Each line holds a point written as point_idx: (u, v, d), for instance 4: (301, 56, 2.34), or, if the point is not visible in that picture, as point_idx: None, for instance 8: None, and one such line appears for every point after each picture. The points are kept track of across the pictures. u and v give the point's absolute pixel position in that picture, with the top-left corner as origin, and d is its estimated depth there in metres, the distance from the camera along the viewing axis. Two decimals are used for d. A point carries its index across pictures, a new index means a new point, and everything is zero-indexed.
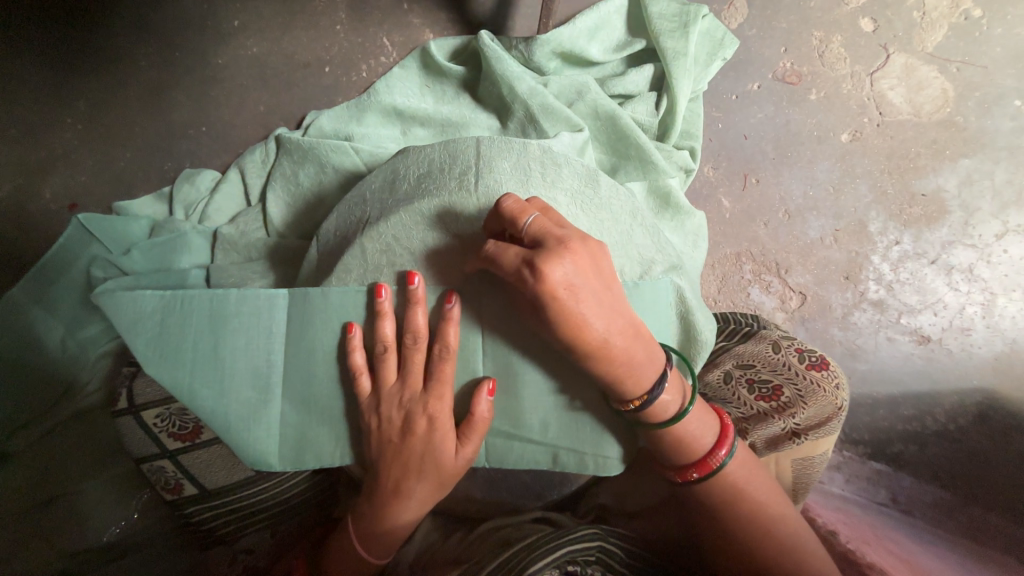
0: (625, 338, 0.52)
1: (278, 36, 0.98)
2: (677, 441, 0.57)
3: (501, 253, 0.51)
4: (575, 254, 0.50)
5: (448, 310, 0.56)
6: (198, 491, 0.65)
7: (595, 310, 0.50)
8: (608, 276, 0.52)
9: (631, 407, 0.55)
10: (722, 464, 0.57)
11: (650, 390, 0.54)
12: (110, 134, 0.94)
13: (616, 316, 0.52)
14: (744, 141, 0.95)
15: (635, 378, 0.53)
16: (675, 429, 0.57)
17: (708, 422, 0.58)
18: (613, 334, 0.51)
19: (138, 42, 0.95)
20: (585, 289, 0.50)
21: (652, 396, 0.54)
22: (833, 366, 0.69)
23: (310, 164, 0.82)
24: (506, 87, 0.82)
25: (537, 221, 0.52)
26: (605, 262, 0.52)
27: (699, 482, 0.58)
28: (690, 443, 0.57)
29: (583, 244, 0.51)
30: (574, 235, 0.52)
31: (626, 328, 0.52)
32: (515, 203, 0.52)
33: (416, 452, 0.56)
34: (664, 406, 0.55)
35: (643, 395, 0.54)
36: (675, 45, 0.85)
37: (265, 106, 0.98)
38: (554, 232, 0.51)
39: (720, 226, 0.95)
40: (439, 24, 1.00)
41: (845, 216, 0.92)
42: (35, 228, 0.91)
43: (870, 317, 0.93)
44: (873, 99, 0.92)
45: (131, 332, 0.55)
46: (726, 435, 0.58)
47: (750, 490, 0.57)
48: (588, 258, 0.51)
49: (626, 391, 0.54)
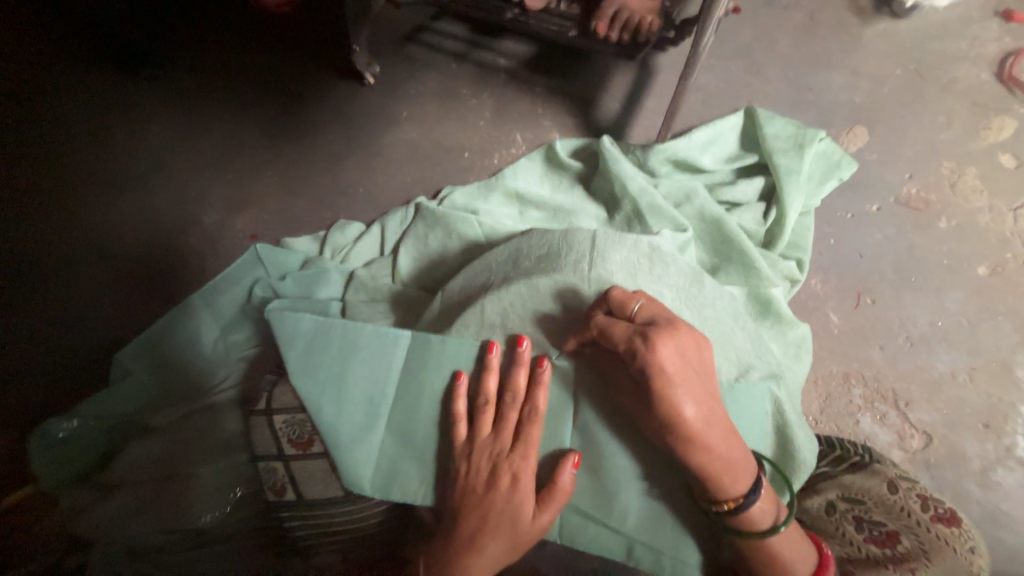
0: (723, 433, 0.53)
1: (434, 126, 1.20)
2: (773, 562, 0.54)
3: (609, 328, 0.56)
4: (682, 337, 0.54)
5: (540, 373, 0.61)
6: (295, 498, 0.72)
7: (695, 393, 0.53)
8: (711, 368, 0.55)
9: (722, 509, 0.54)
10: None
11: (745, 494, 0.53)
12: (294, 187, 1.20)
13: (715, 402, 0.53)
14: (859, 259, 0.91)
15: (731, 478, 0.53)
16: (770, 544, 0.54)
17: (806, 548, 0.55)
18: (718, 422, 0.53)
19: (331, 124, 1.23)
20: (688, 373, 0.53)
21: (749, 501, 0.53)
22: (966, 527, 0.59)
23: (440, 230, 0.96)
24: (619, 185, 0.92)
25: (644, 307, 0.57)
26: (708, 354, 0.56)
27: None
28: (788, 567, 0.54)
29: (689, 331, 0.55)
30: (682, 323, 0.56)
31: (723, 422, 0.53)
32: (623, 292, 0.58)
33: (496, 509, 0.58)
34: (759, 515, 0.53)
35: (739, 498, 0.53)
36: (789, 163, 0.90)
37: (411, 178, 1.18)
38: (663, 316, 0.56)
39: (827, 343, 0.88)
40: (565, 126, 1.16)
41: (982, 354, 0.84)
42: (225, 250, 1.16)
43: (1018, 478, 0.80)
44: (1019, 235, 0.88)
45: (288, 346, 0.68)
46: (826, 563, 0.55)
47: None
48: (693, 343, 0.55)
49: (719, 490, 0.53)
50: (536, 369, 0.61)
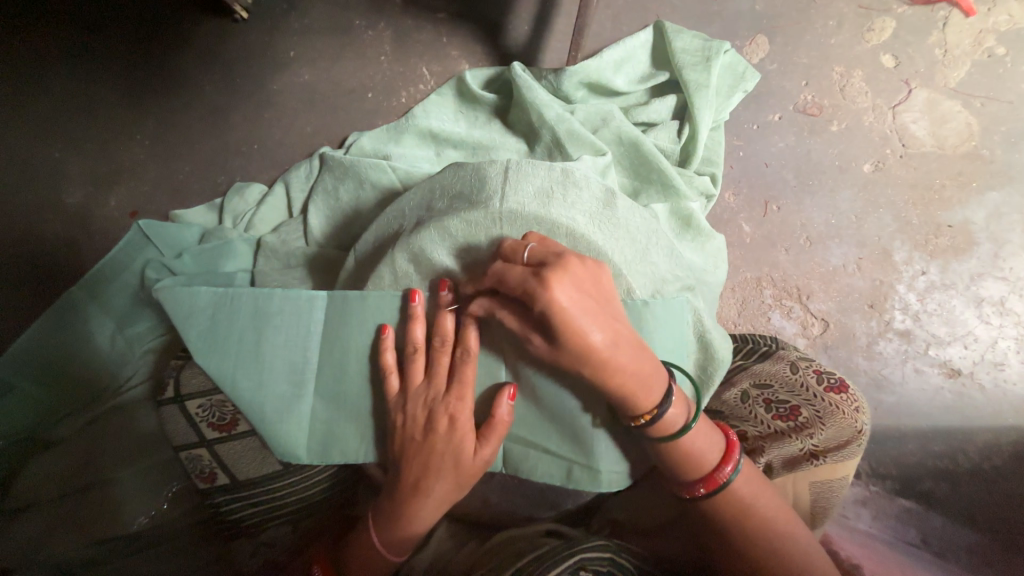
0: (628, 354, 0.54)
1: (328, 65, 1.07)
2: (684, 457, 0.58)
3: (506, 275, 0.55)
4: (575, 268, 0.54)
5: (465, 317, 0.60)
6: (230, 481, 0.69)
7: (597, 318, 0.53)
8: (609, 291, 0.55)
9: (640, 422, 0.57)
10: (729, 480, 0.57)
11: (659, 404, 0.56)
12: (173, 150, 1.04)
13: (618, 324, 0.54)
14: (765, 169, 0.97)
15: (643, 394, 0.55)
16: (680, 442, 0.58)
17: (713, 439, 0.59)
18: (623, 341, 0.54)
19: (204, 71, 1.05)
20: (587, 303, 0.53)
21: (661, 411, 0.56)
22: (852, 390, 0.69)
23: (350, 180, 0.88)
24: (535, 115, 0.87)
25: (535, 249, 0.56)
26: (606, 277, 0.56)
27: (707, 497, 0.58)
28: (696, 457, 0.58)
29: (581, 261, 0.55)
30: (574, 256, 0.55)
31: (628, 340, 0.54)
32: (512, 241, 0.57)
33: (437, 451, 0.58)
34: (671, 420, 0.57)
35: (653, 410, 0.56)
36: (697, 78, 0.89)
37: (311, 127, 1.06)
38: (553, 251, 0.55)
39: (740, 251, 0.96)
40: (475, 56, 1.07)
41: (869, 244, 0.93)
42: (99, 232, 1.00)
43: (896, 347, 0.92)
44: (895, 132, 0.94)
45: (187, 324, 0.61)
46: (731, 452, 0.59)
47: (756, 506, 0.57)
48: (589, 270, 0.55)
49: (635, 406, 0.56)
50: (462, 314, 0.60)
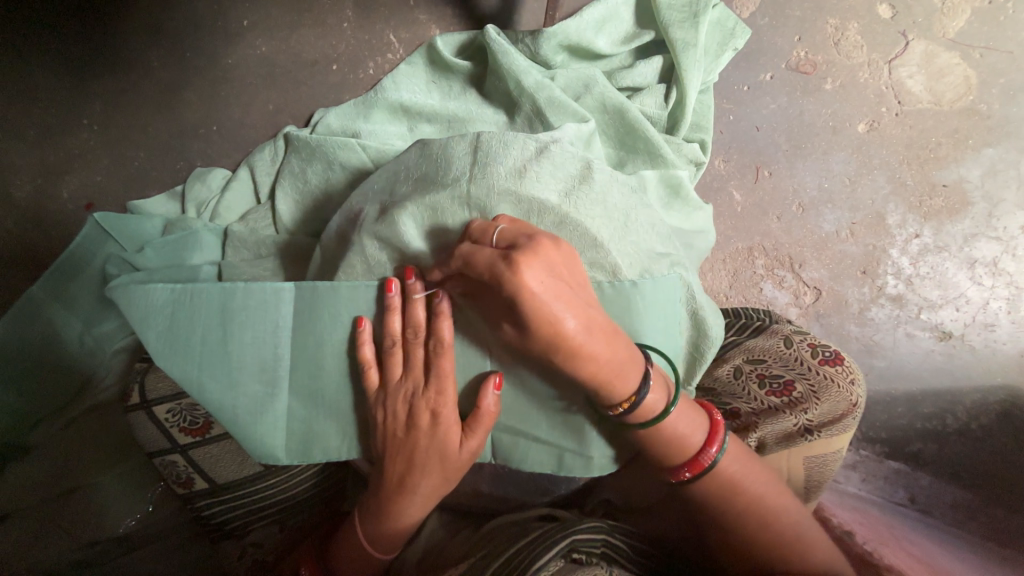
0: (605, 339, 0.51)
1: (286, 35, 0.99)
2: (669, 440, 0.56)
3: (475, 254, 0.51)
4: (498, 286, 0.49)
5: (437, 305, 0.55)
6: (209, 485, 0.66)
7: (571, 302, 0.50)
8: (551, 284, 0.49)
9: (619, 410, 0.54)
10: (714, 462, 0.55)
11: (637, 390, 0.53)
12: (125, 135, 0.96)
13: (567, 322, 0.49)
14: (756, 133, 0.93)
15: (620, 380, 0.52)
16: (663, 426, 0.55)
17: (696, 420, 0.57)
18: (593, 331, 0.50)
19: (150, 44, 0.96)
20: (561, 288, 0.50)
21: (640, 398, 0.53)
22: (848, 362, 0.67)
23: (317, 162, 0.82)
24: (512, 82, 0.81)
25: (504, 231, 0.53)
26: (537, 277, 0.49)
27: (690, 482, 0.56)
28: (680, 441, 0.56)
29: (500, 271, 0.49)
30: (494, 266, 0.49)
31: (585, 334, 0.50)
32: (481, 223, 0.54)
33: (420, 448, 0.56)
34: (652, 405, 0.54)
35: (630, 398, 0.53)
36: (684, 36, 0.83)
37: (273, 105, 0.99)
38: (473, 264, 0.51)
39: (731, 220, 0.93)
40: (446, 20, 1.00)
41: (862, 208, 0.90)
42: (55, 227, 0.93)
43: (889, 312, 0.90)
44: (892, 88, 0.89)
45: (143, 326, 0.56)
46: (716, 432, 0.56)
47: (747, 483, 0.56)
48: (516, 280, 0.48)
49: (611, 394, 0.53)
50: (433, 302, 0.55)
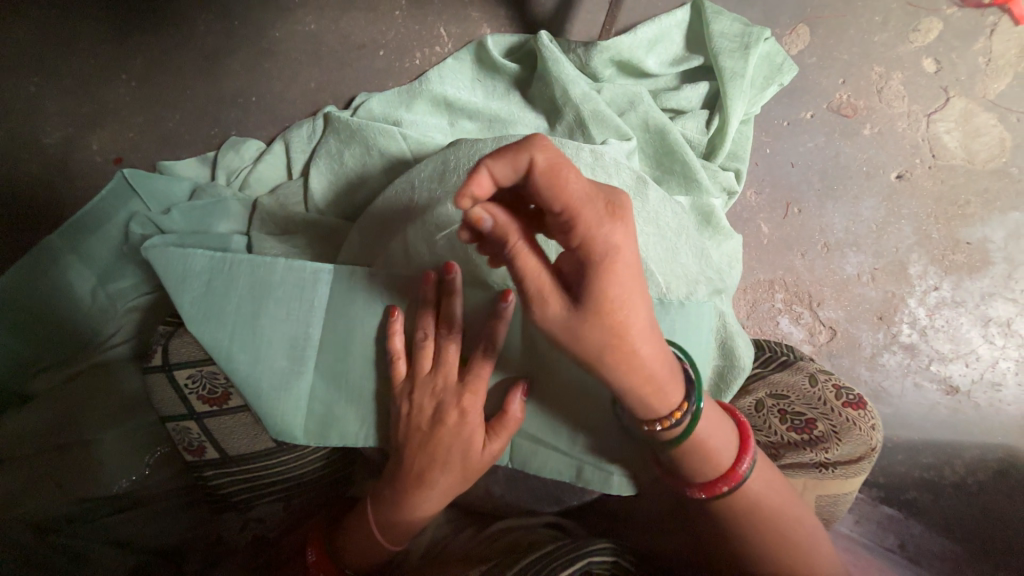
0: (652, 335, 0.48)
1: (336, 16, 0.98)
2: (704, 453, 0.54)
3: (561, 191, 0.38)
4: (582, 243, 0.41)
5: (450, 280, 0.54)
6: (219, 455, 0.66)
7: (638, 288, 0.45)
8: (631, 259, 0.44)
9: (667, 423, 0.52)
10: (748, 473, 0.55)
11: (686, 398, 0.52)
12: (162, 94, 0.95)
13: (628, 309, 0.45)
14: (790, 169, 0.94)
15: (664, 396, 0.50)
16: (701, 439, 0.54)
17: (730, 430, 0.56)
18: (645, 323, 0.47)
19: (198, 7, 0.96)
20: (636, 266, 0.44)
21: (689, 405, 0.52)
22: (869, 407, 0.68)
23: (356, 145, 0.82)
24: (559, 90, 0.82)
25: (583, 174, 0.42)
26: (625, 244, 0.42)
27: (727, 494, 0.55)
28: (718, 453, 0.54)
29: (596, 213, 0.40)
30: (591, 204, 0.40)
31: (641, 308, 0.46)
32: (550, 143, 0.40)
33: (444, 445, 0.56)
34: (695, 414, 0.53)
35: (682, 407, 0.51)
36: (733, 65, 0.84)
37: (315, 83, 0.98)
38: (562, 196, 0.38)
39: (756, 252, 0.94)
40: (497, 20, 1.00)
41: (886, 255, 0.91)
42: (80, 178, 0.92)
43: (899, 360, 0.92)
44: (927, 141, 0.91)
45: (180, 288, 0.57)
46: (747, 441, 0.56)
47: (769, 506, 0.55)
48: (602, 241, 0.41)
49: (662, 404, 0.51)
50: (447, 277, 0.54)
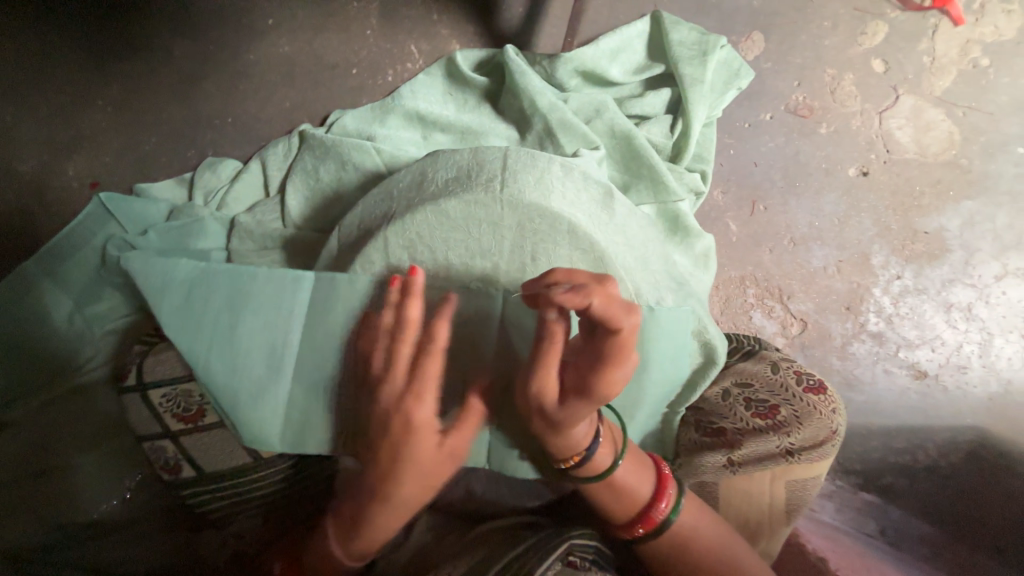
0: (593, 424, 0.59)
1: (310, 37, 1.01)
2: (619, 494, 0.62)
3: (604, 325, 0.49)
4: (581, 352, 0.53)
5: (408, 283, 0.55)
6: (195, 473, 0.67)
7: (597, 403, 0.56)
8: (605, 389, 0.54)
9: (569, 463, 0.60)
10: (665, 519, 0.61)
11: (588, 447, 0.59)
12: (137, 119, 0.97)
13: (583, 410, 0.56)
14: (753, 168, 0.97)
15: (570, 444, 0.58)
16: (612, 479, 0.61)
17: (646, 473, 0.62)
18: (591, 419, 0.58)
19: (172, 33, 0.98)
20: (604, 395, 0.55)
21: (591, 453, 0.59)
22: (830, 391, 0.71)
23: (331, 160, 0.84)
24: (527, 102, 0.85)
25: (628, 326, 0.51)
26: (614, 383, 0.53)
27: (646, 538, 0.61)
28: (630, 494, 0.61)
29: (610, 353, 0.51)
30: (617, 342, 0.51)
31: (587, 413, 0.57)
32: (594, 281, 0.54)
33: (392, 449, 0.51)
34: (601, 461, 0.60)
35: (581, 452, 0.59)
36: (693, 72, 0.88)
37: (290, 103, 1.00)
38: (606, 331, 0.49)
39: (726, 250, 0.97)
40: (466, 36, 1.03)
41: (849, 248, 0.94)
42: (55, 204, 0.93)
43: (869, 348, 0.94)
44: (881, 137, 0.95)
45: (162, 296, 0.58)
46: (664, 486, 0.62)
47: (699, 539, 0.61)
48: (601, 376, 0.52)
49: (563, 451, 0.59)
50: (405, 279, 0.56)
